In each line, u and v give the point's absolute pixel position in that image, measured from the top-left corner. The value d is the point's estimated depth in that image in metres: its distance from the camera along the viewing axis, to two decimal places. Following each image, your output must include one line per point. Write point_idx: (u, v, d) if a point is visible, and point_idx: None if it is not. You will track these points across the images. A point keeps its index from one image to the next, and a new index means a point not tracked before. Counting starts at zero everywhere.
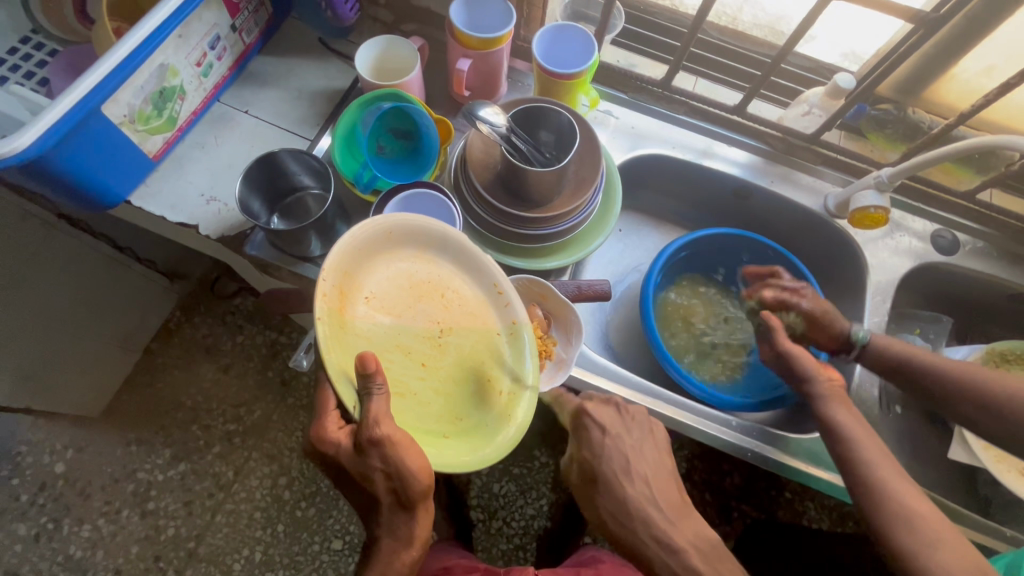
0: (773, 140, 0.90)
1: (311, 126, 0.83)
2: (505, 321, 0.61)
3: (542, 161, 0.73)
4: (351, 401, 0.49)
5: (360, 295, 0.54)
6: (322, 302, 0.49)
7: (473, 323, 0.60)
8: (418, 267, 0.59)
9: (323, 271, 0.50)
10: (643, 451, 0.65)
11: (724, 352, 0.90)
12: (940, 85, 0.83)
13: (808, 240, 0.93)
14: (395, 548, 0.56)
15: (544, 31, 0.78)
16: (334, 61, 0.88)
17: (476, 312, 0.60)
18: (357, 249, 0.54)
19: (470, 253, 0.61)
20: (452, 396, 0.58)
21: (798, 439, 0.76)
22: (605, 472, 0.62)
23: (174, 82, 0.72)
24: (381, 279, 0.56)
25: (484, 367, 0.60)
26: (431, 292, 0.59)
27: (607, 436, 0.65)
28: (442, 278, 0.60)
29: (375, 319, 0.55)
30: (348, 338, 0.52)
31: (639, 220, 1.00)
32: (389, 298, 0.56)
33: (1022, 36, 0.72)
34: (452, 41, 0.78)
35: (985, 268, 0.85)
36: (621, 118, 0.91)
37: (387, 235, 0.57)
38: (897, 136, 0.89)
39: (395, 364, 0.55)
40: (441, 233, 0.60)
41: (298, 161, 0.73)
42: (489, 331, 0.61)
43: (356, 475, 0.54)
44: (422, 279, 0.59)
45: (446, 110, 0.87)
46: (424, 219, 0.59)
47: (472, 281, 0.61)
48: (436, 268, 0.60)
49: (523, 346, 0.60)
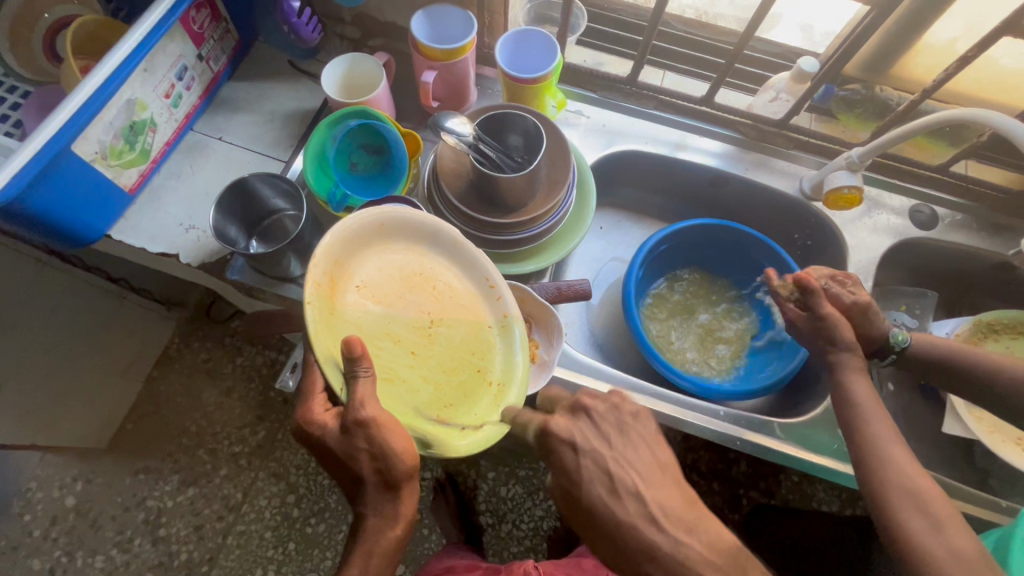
0: (744, 128, 0.90)
1: (285, 148, 0.84)
2: (496, 315, 0.61)
3: (513, 167, 0.74)
4: (338, 383, 0.50)
5: (352, 283, 0.55)
6: (314, 286, 0.50)
7: (465, 315, 0.60)
8: (411, 259, 0.59)
9: (315, 258, 0.50)
10: (632, 463, 0.49)
11: (709, 342, 0.90)
12: (906, 61, 0.84)
13: (790, 225, 0.93)
14: (381, 527, 0.57)
15: (506, 38, 0.79)
16: (303, 81, 0.89)
17: (467, 304, 0.61)
18: (350, 238, 0.54)
19: (463, 246, 0.61)
20: (442, 385, 0.57)
21: (786, 424, 0.76)
22: (597, 502, 0.47)
23: (144, 115, 0.73)
24: (372, 269, 0.57)
25: (475, 358, 0.60)
26: (422, 283, 0.59)
27: (585, 456, 0.49)
28: (434, 271, 0.60)
29: (366, 307, 0.55)
30: (339, 323, 0.52)
31: (620, 216, 1.01)
32: (380, 287, 0.56)
33: (981, 6, 0.72)
34: (416, 54, 0.78)
35: (966, 240, 0.85)
36: (592, 117, 0.92)
37: (378, 227, 0.57)
38: (867, 115, 0.88)
39: (384, 351, 0.55)
40: (433, 227, 0.60)
41: (270, 186, 0.74)
42: (479, 322, 0.61)
43: (342, 456, 0.54)
44: (414, 271, 0.59)
45: (417, 122, 0.88)
46: (417, 212, 0.60)
47: (464, 274, 0.61)
48: (428, 260, 0.60)
49: (514, 340, 0.61)
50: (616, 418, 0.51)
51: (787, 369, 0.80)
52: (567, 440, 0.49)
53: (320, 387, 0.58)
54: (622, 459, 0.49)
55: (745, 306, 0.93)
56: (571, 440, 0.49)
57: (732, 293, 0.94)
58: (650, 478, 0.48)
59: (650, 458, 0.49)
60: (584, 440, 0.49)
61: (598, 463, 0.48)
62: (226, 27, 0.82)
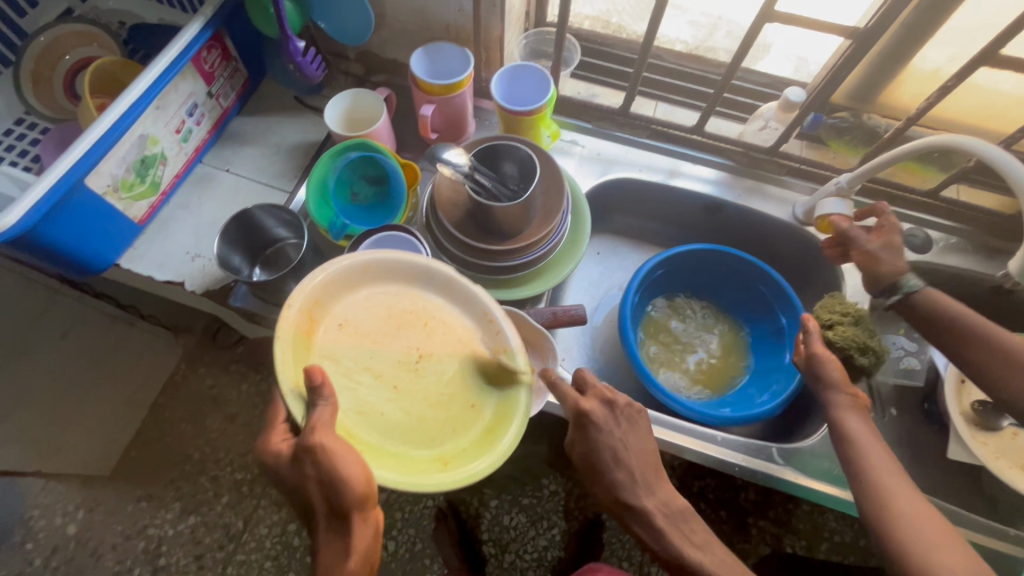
0: (735, 156, 0.92)
1: (290, 179, 0.87)
2: (496, 348, 0.59)
3: (508, 196, 0.76)
4: (299, 411, 0.50)
5: (334, 321, 0.56)
6: (288, 323, 0.52)
7: (458, 350, 0.59)
8: (400, 297, 0.60)
9: (290, 296, 0.53)
10: (632, 446, 0.61)
11: (707, 367, 0.91)
12: (893, 89, 0.86)
13: (784, 252, 0.94)
14: (334, 561, 0.52)
15: (501, 73, 0.82)
16: (309, 115, 0.92)
17: (463, 339, 0.59)
18: (333, 279, 0.57)
19: (456, 281, 0.60)
20: (428, 421, 0.56)
21: (786, 450, 0.76)
22: (606, 468, 0.61)
23: (155, 150, 0.76)
24: (358, 307, 0.58)
25: (470, 393, 0.58)
26: (411, 320, 0.59)
27: (602, 434, 0.61)
28: (427, 308, 0.60)
29: (348, 343, 0.56)
30: (315, 359, 0.54)
31: (618, 242, 1.02)
32: (365, 324, 0.57)
33: (963, 37, 0.74)
34: (415, 90, 0.82)
35: (961, 263, 0.85)
36: (587, 146, 0.94)
37: (366, 270, 0.59)
38: (856, 142, 0.90)
39: (364, 386, 0.55)
40: (425, 265, 0.60)
41: (273, 216, 0.77)
42: (475, 357, 0.59)
43: (296, 487, 0.53)
44: (403, 309, 0.59)
45: (416, 153, 0.91)
46: (408, 253, 0.60)
47: (459, 310, 0.60)
48: (420, 298, 0.60)
49: (513, 373, 0.58)
50: (626, 411, 0.63)
51: (785, 395, 0.79)
52: (589, 418, 0.61)
53: (282, 417, 0.59)
54: (625, 443, 0.61)
55: (738, 327, 0.94)
56: (593, 420, 0.61)
57: (727, 313, 0.95)
58: (640, 456, 0.61)
59: (646, 442, 0.63)
60: (604, 423, 0.62)
61: (609, 440, 0.61)
62: (235, 66, 0.86)
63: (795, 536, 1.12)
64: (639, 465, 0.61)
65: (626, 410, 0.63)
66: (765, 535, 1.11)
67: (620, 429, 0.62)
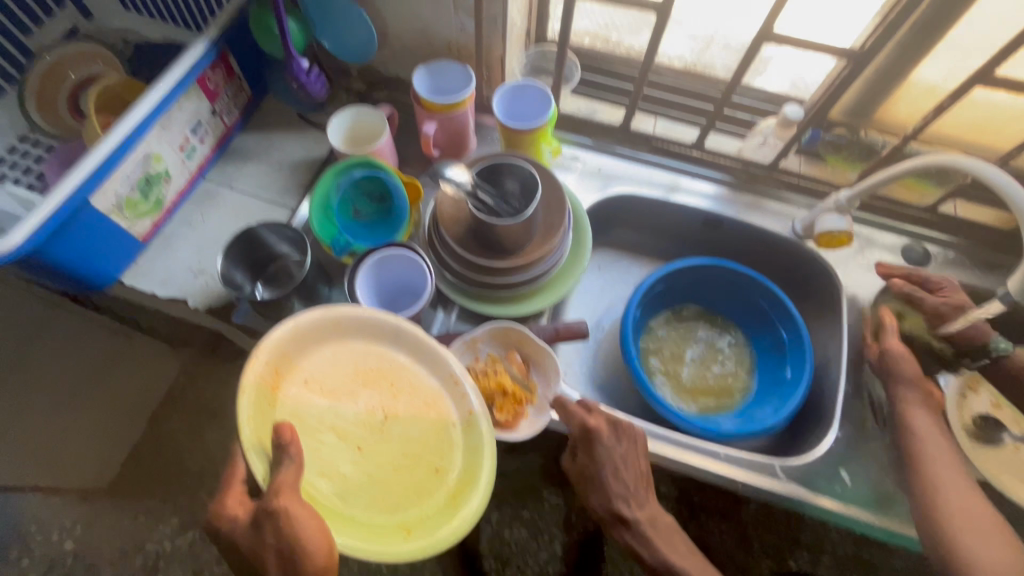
0: (734, 171, 0.93)
1: (293, 195, 0.87)
2: (462, 412, 0.63)
3: (510, 213, 0.77)
4: (262, 471, 0.52)
5: (299, 376, 0.59)
6: (253, 379, 0.55)
7: (423, 411, 0.63)
8: (367, 355, 0.63)
9: (257, 350, 0.56)
10: (627, 461, 0.70)
11: (709, 381, 0.91)
12: (890, 105, 0.86)
13: (784, 266, 0.94)
14: None
15: (503, 91, 0.83)
16: (311, 132, 0.93)
17: (429, 401, 0.63)
18: (301, 334, 0.60)
19: (425, 344, 0.64)
20: (390, 483, 0.59)
21: (791, 466, 0.76)
22: (605, 482, 0.69)
23: (159, 168, 0.77)
24: (324, 364, 0.61)
25: (433, 456, 0.61)
26: (378, 379, 0.62)
27: (607, 452, 0.69)
28: (394, 367, 0.63)
29: (313, 399, 0.59)
30: (278, 415, 0.57)
31: (618, 256, 1.03)
32: (330, 381, 0.61)
33: (960, 53, 0.75)
34: (418, 107, 0.82)
35: (959, 278, 0.86)
36: (587, 161, 0.95)
37: (336, 327, 0.62)
38: (853, 157, 0.92)
39: (327, 446, 0.58)
40: (395, 327, 0.63)
41: (276, 234, 0.77)
42: (441, 421, 0.63)
43: (250, 552, 0.55)
44: (370, 367, 0.62)
45: (419, 169, 0.92)
46: (378, 314, 0.63)
47: (429, 371, 0.64)
48: (388, 358, 0.64)
49: (478, 438, 0.62)
50: (618, 430, 0.71)
51: (787, 408, 0.79)
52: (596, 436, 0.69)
53: (240, 477, 0.62)
54: (623, 459, 0.70)
55: (744, 342, 0.94)
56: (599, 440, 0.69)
57: (731, 327, 0.96)
58: (631, 471, 0.70)
59: (636, 456, 0.71)
60: (607, 441, 0.69)
61: (610, 457, 0.69)
62: (239, 84, 0.86)
63: (797, 549, 1.11)
64: (633, 478, 0.70)
65: (625, 429, 0.71)
66: (767, 548, 1.11)
67: (619, 448, 0.70)
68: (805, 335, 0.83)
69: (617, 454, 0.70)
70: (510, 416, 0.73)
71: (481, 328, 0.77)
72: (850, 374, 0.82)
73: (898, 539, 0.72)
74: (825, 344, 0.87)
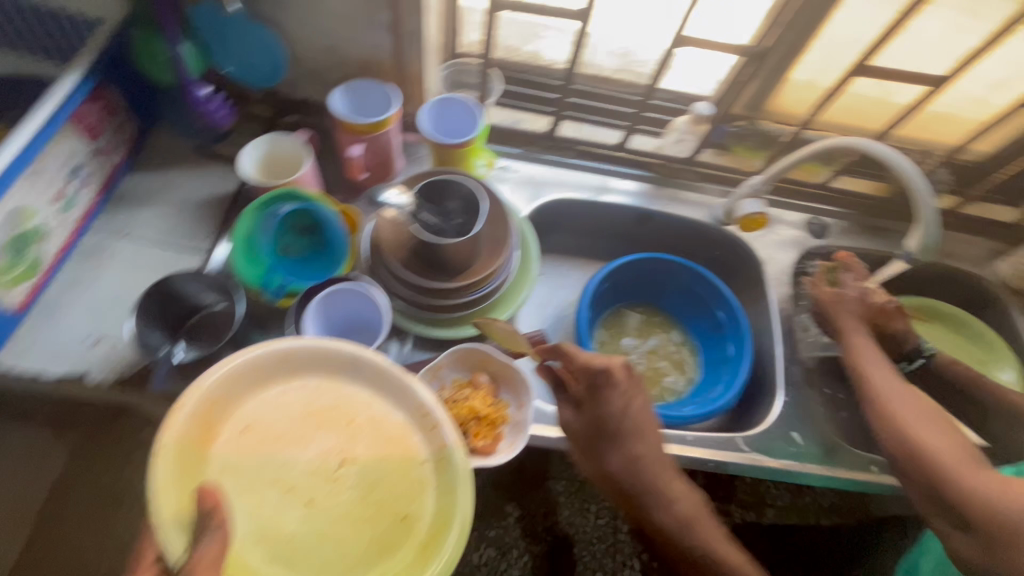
0: (655, 167, 0.99)
1: (204, 237, 0.78)
2: (431, 448, 0.55)
3: (454, 230, 0.74)
4: (177, 548, 0.46)
5: (239, 423, 0.53)
6: (179, 432, 0.50)
7: (388, 450, 0.55)
8: (321, 393, 0.57)
9: (180, 403, 0.51)
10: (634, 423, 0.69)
11: (663, 368, 0.95)
12: (782, 95, 0.93)
13: (708, 250, 1.01)
14: None
15: (427, 106, 0.81)
16: (215, 165, 0.84)
17: (394, 438, 0.55)
18: (238, 379, 0.54)
19: (382, 375, 0.57)
20: (348, 538, 0.51)
21: (751, 437, 0.81)
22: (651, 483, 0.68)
23: (32, 224, 0.65)
24: (268, 408, 0.55)
25: (399, 502, 0.53)
26: (332, 419, 0.55)
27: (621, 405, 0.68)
28: (353, 404, 0.57)
29: (256, 448, 0.53)
30: (214, 470, 0.51)
31: (557, 262, 1.04)
32: (276, 427, 0.54)
33: (832, 48, 0.85)
34: (340, 130, 0.78)
35: (854, 244, 0.97)
36: (518, 171, 0.97)
37: (281, 363, 0.56)
38: (753, 146, 0.97)
39: (271, 503, 0.51)
40: (349, 359, 0.57)
41: (197, 280, 0.69)
42: (409, 459, 0.55)
43: None
44: (324, 406, 0.56)
45: (346, 195, 0.86)
46: (328, 346, 0.57)
47: (393, 405, 0.57)
48: (343, 394, 0.57)
49: (451, 475, 0.54)
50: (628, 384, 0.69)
51: (735, 384, 0.84)
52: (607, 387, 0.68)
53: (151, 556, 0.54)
54: (629, 414, 0.69)
55: (683, 328, 0.99)
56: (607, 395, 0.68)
57: (671, 317, 1.00)
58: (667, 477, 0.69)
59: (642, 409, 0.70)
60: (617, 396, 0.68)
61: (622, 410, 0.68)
62: (123, 117, 0.76)
63: (743, 510, 1.19)
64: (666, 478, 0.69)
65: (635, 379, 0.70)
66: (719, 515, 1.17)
67: (634, 402, 0.69)
68: (740, 313, 0.88)
69: (630, 408, 0.69)
70: (488, 440, 0.69)
71: (445, 353, 0.74)
72: (784, 343, 0.89)
73: (848, 484, 0.79)
74: (756, 318, 0.95)
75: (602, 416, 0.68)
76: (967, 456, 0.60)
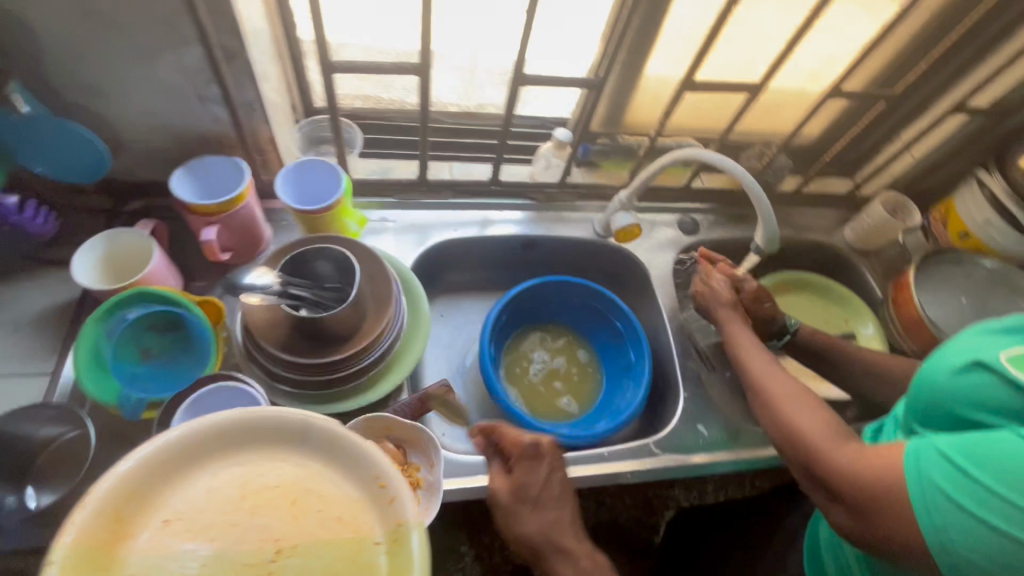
0: (534, 196, 1.00)
1: (46, 357, 0.69)
2: (382, 526, 0.35)
3: (334, 300, 0.72)
4: None
5: (156, 514, 0.35)
6: (75, 539, 0.32)
7: (333, 539, 0.35)
8: (253, 463, 0.37)
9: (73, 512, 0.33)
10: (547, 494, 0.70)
11: (573, 387, 0.98)
12: (636, 106, 0.98)
13: (596, 263, 1.05)
14: None
15: (283, 174, 0.78)
16: (50, 272, 0.75)
17: (344, 520, 0.36)
18: (152, 468, 0.36)
19: (336, 436, 0.38)
20: None
21: (663, 439, 0.84)
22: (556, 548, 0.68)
23: None
24: (196, 498, 0.36)
25: None
26: (275, 506, 0.36)
27: (537, 475, 0.71)
28: (300, 480, 0.37)
29: (171, 554, 0.34)
30: None
31: (456, 301, 1.03)
32: (202, 525, 0.35)
33: (666, 64, 0.91)
34: (188, 214, 0.72)
35: (723, 235, 1.05)
36: (398, 220, 0.95)
37: (212, 434, 0.38)
38: (618, 158, 1.03)
39: None
40: (297, 423, 0.38)
41: (33, 417, 0.62)
42: (356, 546, 0.35)
43: None
44: (262, 488, 0.37)
45: (212, 278, 0.80)
46: (272, 408, 0.38)
47: (350, 475, 0.37)
48: (290, 468, 0.37)
49: (399, 570, 0.33)
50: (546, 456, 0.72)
51: (640, 391, 0.88)
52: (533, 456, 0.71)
53: None
54: (544, 485, 0.70)
55: (587, 342, 1.02)
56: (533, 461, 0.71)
57: (573, 334, 1.02)
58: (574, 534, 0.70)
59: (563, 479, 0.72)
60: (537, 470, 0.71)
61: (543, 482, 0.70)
62: None
63: None
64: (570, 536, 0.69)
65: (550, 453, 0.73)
66: None
67: (552, 473, 0.71)
68: (634, 320, 0.93)
69: (551, 478, 0.71)
70: None
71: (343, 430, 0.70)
72: (677, 341, 0.94)
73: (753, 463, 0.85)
74: (650, 321, 0.99)
75: (528, 485, 0.70)
76: (834, 433, 0.59)
